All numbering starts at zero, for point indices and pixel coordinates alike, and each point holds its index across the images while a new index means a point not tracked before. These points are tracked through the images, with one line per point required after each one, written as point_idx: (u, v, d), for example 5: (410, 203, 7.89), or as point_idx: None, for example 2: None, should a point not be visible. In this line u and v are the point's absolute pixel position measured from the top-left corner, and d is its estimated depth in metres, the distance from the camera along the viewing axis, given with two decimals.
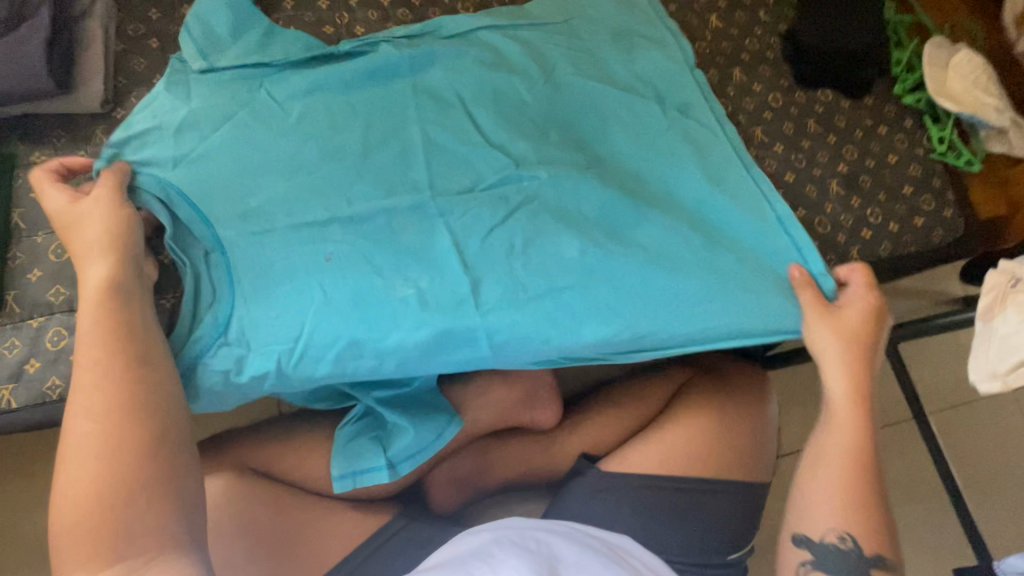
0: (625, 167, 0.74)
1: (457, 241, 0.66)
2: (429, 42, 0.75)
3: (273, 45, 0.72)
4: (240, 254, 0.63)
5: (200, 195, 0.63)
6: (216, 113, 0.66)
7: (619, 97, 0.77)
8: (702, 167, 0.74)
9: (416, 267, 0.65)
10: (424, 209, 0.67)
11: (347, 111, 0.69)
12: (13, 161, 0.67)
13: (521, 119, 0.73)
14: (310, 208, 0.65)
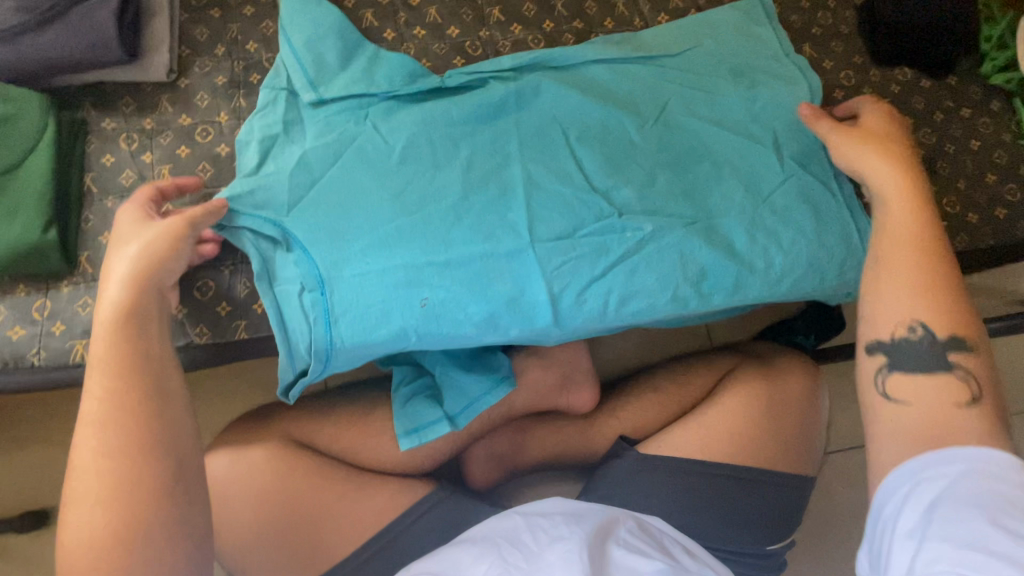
0: (731, 216, 0.71)
1: (554, 294, 0.66)
2: (537, 75, 0.74)
3: (378, 74, 0.71)
4: (341, 296, 0.64)
5: (309, 240, 0.64)
6: (327, 152, 0.67)
7: (724, 132, 0.74)
8: (809, 223, 0.72)
9: (502, 310, 0.66)
10: (522, 256, 0.66)
11: (451, 149, 0.69)
12: (85, 127, 0.70)
13: (622, 157, 0.72)
14: (409, 253, 0.65)
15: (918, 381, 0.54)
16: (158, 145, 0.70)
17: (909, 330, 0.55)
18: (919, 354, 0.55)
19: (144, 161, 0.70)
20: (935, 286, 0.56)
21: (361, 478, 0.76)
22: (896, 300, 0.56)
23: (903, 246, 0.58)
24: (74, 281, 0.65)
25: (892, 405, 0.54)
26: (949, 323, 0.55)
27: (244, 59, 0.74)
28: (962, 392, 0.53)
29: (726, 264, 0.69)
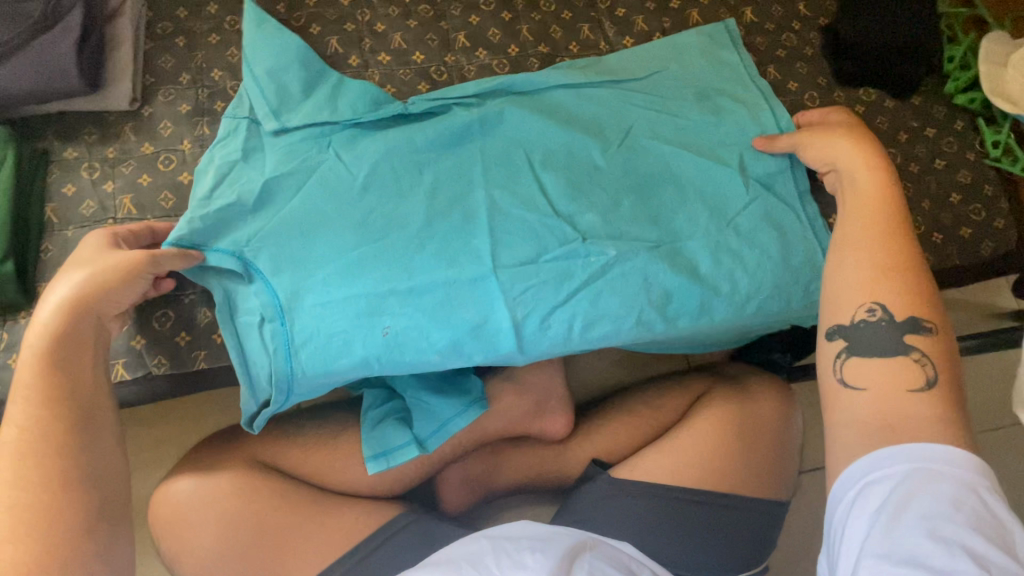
0: (695, 238, 0.71)
1: (516, 320, 0.66)
2: (500, 100, 0.74)
3: (341, 100, 0.72)
4: (301, 325, 0.64)
5: (271, 269, 0.64)
6: (288, 180, 0.67)
7: (689, 154, 0.74)
8: (775, 246, 0.72)
9: (466, 338, 0.66)
10: (484, 282, 0.66)
11: (414, 175, 0.69)
12: (46, 157, 0.70)
13: (586, 181, 0.72)
14: (369, 280, 0.65)
15: (879, 364, 0.54)
16: (121, 174, 0.70)
17: (868, 313, 0.56)
18: (876, 338, 0.55)
19: (105, 191, 0.69)
20: (889, 281, 0.57)
21: (326, 505, 0.75)
22: (857, 282, 0.58)
23: (863, 236, 0.60)
24: (32, 312, 0.65)
25: (850, 389, 0.55)
26: (909, 305, 0.55)
27: (208, 87, 0.75)
28: (917, 376, 0.53)
29: (691, 287, 0.69)
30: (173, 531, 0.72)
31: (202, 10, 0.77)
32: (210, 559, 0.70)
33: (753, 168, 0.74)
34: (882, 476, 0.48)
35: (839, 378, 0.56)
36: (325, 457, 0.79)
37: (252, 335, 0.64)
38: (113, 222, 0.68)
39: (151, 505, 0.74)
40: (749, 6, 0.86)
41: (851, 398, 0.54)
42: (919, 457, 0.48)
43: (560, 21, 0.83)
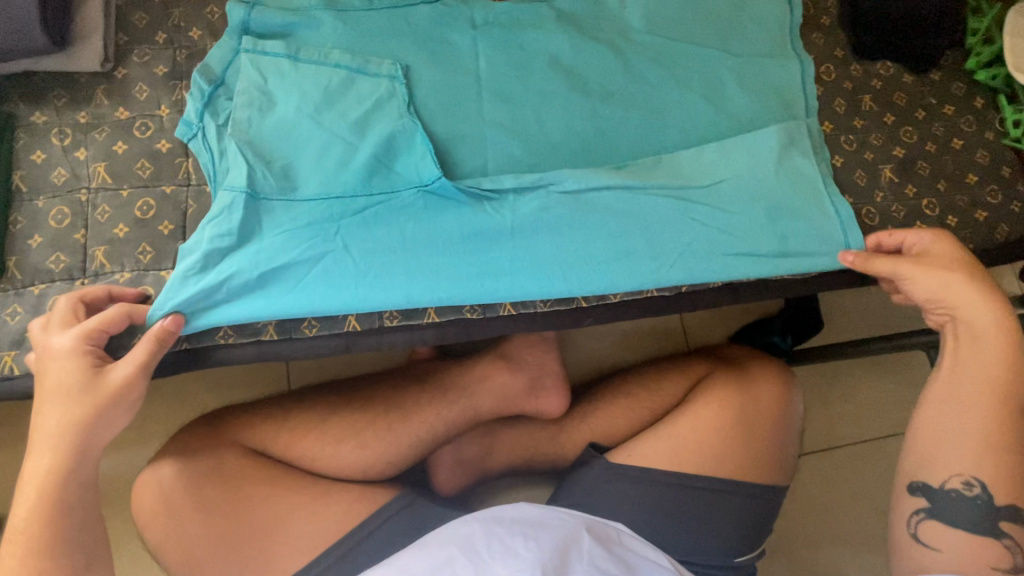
0: (724, 199, 0.68)
1: (579, 205, 0.66)
2: (726, 100, 0.72)
3: (551, 102, 0.70)
4: (404, 198, 0.64)
5: (535, 130, 0.69)
6: (568, 116, 0.70)
7: (773, 196, 0.69)
8: (737, 177, 0.69)
9: (525, 157, 0.69)
10: (567, 184, 0.66)
11: (598, 123, 0.70)
12: (13, 121, 0.65)
13: (505, 161, 0.68)
14: (533, 167, 0.69)
15: (949, 535, 0.62)
16: (93, 141, 0.66)
17: (963, 485, 0.62)
18: (964, 508, 0.62)
19: (77, 159, 0.65)
20: (983, 467, 0.61)
21: (316, 490, 0.73)
22: (964, 456, 0.62)
23: (971, 396, 0.63)
24: (1, 288, 0.61)
25: (926, 548, 0.63)
26: (988, 468, 0.61)
27: (186, 48, 0.70)
28: (992, 545, 0.61)
29: (744, 204, 0.69)
30: (154, 522, 0.69)
31: None
32: (200, 554, 0.67)
33: (784, 214, 0.69)
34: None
35: (914, 532, 0.64)
36: (312, 441, 0.77)
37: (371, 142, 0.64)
38: (87, 192, 0.64)
39: (133, 490, 0.71)
40: None
41: (922, 553, 0.63)
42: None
43: None
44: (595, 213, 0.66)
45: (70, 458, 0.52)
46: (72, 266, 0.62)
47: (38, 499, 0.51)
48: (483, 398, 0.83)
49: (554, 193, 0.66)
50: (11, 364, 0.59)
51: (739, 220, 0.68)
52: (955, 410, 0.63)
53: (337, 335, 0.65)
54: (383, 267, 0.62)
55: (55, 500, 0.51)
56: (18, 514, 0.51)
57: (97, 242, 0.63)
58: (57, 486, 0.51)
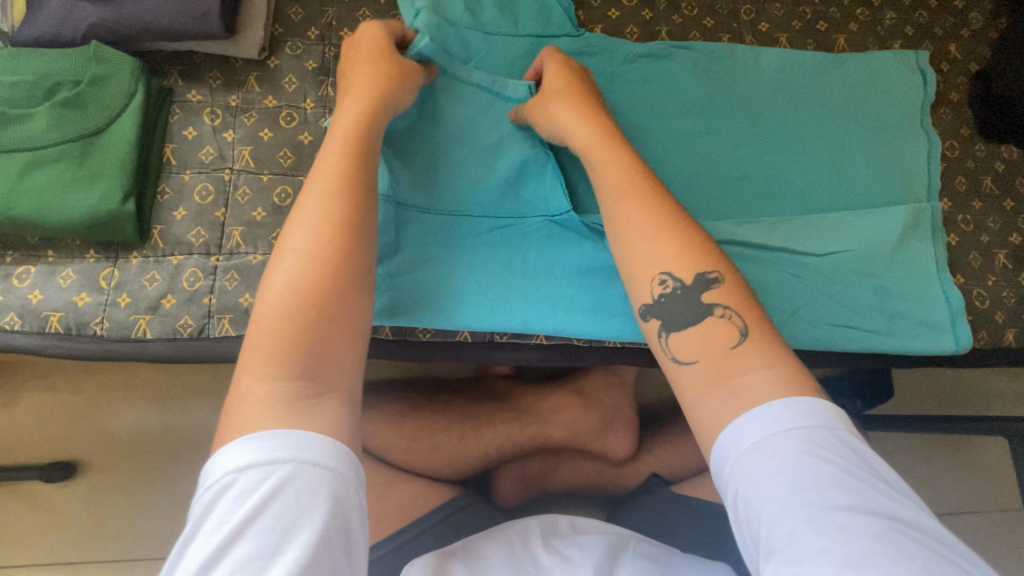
0: (835, 267, 0.70)
1: None
2: (850, 169, 0.73)
3: (678, 149, 0.72)
4: (530, 227, 0.67)
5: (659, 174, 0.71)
6: (692, 166, 0.72)
7: (884, 272, 0.70)
8: (853, 248, 0.70)
9: None
10: None
11: (720, 175, 0.72)
12: (170, 96, 0.68)
13: None
14: None
15: (695, 339, 0.49)
16: (242, 124, 0.69)
17: (662, 286, 0.51)
18: (680, 309, 0.50)
19: (225, 140, 0.68)
20: (694, 257, 0.51)
21: (395, 487, 0.74)
22: (652, 239, 0.52)
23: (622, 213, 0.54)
24: (143, 254, 0.64)
25: (685, 370, 0.48)
26: (691, 262, 0.51)
27: (335, 45, 0.72)
28: (734, 333, 0.48)
29: (858, 279, 0.70)
30: None
31: None
32: None
33: (894, 296, 0.69)
34: (736, 460, 0.42)
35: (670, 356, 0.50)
36: (392, 436, 0.79)
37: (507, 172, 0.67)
38: (230, 172, 0.67)
39: None
40: (898, 39, 0.80)
41: (684, 377, 0.48)
42: (763, 423, 0.42)
43: (701, 27, 0.79)
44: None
45: (352, 250, 0.49)
46: (210, 242, 0.65)
47: (313, 232, 0.49)
48: (556, 417, 0.84)
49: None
50: (145, 328, 0.62)
51: (850, 294, 0.69)
52: (639, 201, 0.54)
53: (447, 343, 0.67)
54: (503, 292, 0.65)
55: (333, 279, 0.47)
56: (285, 270, 0.47)
57: (235, 222, 0.66)
58: (342, 273, 0.48)
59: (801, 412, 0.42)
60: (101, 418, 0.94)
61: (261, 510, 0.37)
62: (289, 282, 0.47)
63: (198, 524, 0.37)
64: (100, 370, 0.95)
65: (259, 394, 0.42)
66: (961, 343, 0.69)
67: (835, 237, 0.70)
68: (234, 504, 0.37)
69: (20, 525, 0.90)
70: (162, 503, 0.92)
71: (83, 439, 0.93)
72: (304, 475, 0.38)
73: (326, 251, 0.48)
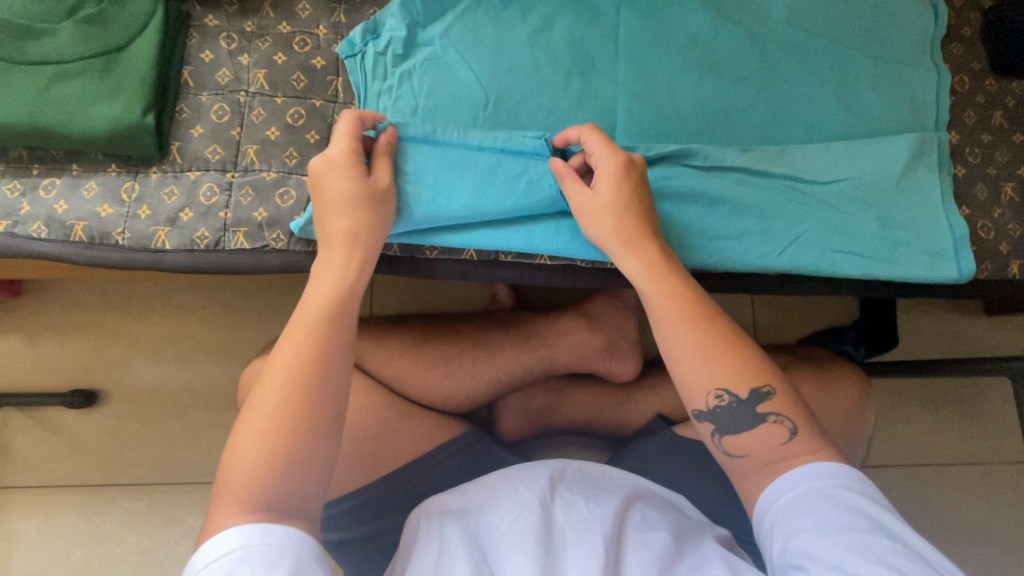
0: (838, 193, 0.70)
1: (700, 178, 0.69)
2: (856, 100, 0.73)
3: (684, 78, 0.73)
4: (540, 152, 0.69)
5: (665, 101, 0.72)
6: (698, 93, 0.73)
7: (886, 201, 0.70)
8: (856, 175, 0.70)
9: (655, 123, 0.71)
10: (690, 156, 0.69)
11: (724, 104, 0.72)
12: (188, 20, 0.70)
13: (634, 127, 0.71)
14: (660, 137, 0.71)
15: (749, 441, 0.55)
16: (256, 49, 0.70)
17: (716, 398, 0.55)
18: (733, 416, 0.55)
19: (241, 63, 0.70)
20: (750, 372, 0.55)
21: (401, 410, 0.75)
22: (710, 359, 0.55)
23: (686, 333, 0.56)
24: (162, 169, 0.66)
25: (739, 462, 0.55)
26: (747, 379, 0.54)
27: None
28: (784, 432, 0.54)
29: (862, 207, 0.70)
30: None
31: None
32: None
33: (896, 225, 0.70)
34: (791, 492, 0.51)
35: (721, 449, 0.56)
36: (400, 367, 0.78)
37: (515, 102, 0.70)
38: (245, 94, 0.69)
39: (240, 386, 0.76)
40: None
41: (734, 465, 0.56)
42: (831, 478, 0.51)
43: None
44: (718, 190, 0.68)
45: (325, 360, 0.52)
46: (226, 159, 0.67)
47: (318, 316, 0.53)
48: (561, 351, 0.84)
49: (681, 166, 0.69)
50: (163, 239, 0.64)
51: (854, 221, 0.70)
52: (695, 325, 0.56)
53: (454, 262, 0.69)
54: (506, 209, 0.65)
55: (283, 457, 0.48)
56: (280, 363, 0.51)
57: (250, 140, 0.68)
58: (316, 373, 0.51)
59: (846, 474, 0.52)
60: (121, 351, 0.97)
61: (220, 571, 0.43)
62: (281, 364, 0.51)
63: None
64: (122, 304, 0.98)
65: (244, 494, 0.46)
66: (964, 270, 0.68)
67: (840, 162, 0.71)
68: None
69: (45, 449, 0.94)
70: (178, 432, 0.95)
71: (105, 370, 0.96)
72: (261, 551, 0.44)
73: (293, 388, 0.50)
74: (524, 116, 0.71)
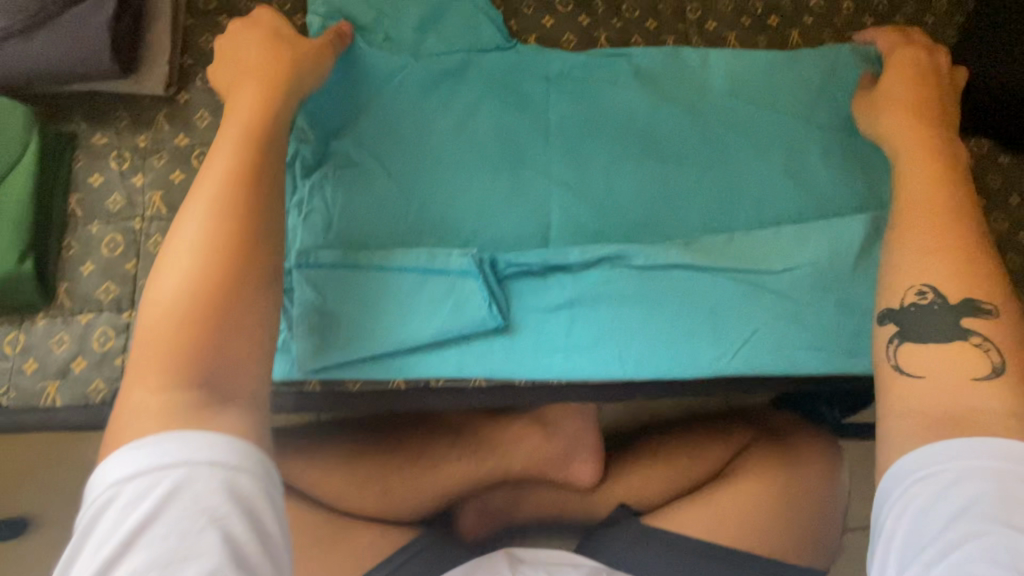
0: (793, 282, 0.65)
1: (642, 278, 0.64)
2: (807, 177, 0.68)
3: (624, 164, 0.67)
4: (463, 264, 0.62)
5: (603, 195, 0.67)
6: (637, 179, 0.67)
7: (844, 288, 0.65)
8: (813, 261, 0.65)
9: (593, 218, 0.66)
10: (628, 257, 0.64)
11: (667, 190, 0.67)
12: (74, 141, 0.64)
13: (570, 225, 0.66)
14: (598, 234, 0.66)
15: (934, 353, 0.46)
16: (151, 167, 0.64)
17: (918, 295, 0.48)
18: (934, 324, 0.47)
19: (135, 185, 0.64)
20: (974, 279, 0.47)
21: (338, 534, 0.68)
22: (922, 260, 0.49)
23: (923, 197, 0.52)
24: (50, 314, 0.60)
25: (907, 381, 0.46)
26: (965, 285, 0.47)
27: None
28: (984, 366, 0.44)
29: (818, 297, 0.65)
30: None
31: None
32: None
33: (853, 314, 0.65)
34: (937, 472, 0.41)
35: (893, 364, 0.48)
36: (340, 485, 0.74)
37: (437, 206, 0.64)
38: (141, 220, 0.63)
39: None
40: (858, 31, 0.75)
41: (905, 387, 0.46)
42: (986, 451, 0.40)
43: (644, 30, 0.74)
44: (661, 291, 0.64)
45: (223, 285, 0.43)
46: (121, 297, 0.61)
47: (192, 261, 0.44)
48: (514, 450, 0.81)
49: (621, 267, 0.64)
50: (54, 396, 0.58)
51: (810, 315, 0.65)
52: (946, 210, 0.50)
53: (379, 392, 0.63)
54: (429, 335, 0.60)
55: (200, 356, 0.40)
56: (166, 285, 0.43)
57: (148, 274, 0.62)
58: (239, 272, 0.44)
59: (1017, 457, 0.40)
60: (48, 474, 0.90)
61: (141, 537, 0.34)
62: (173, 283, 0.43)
63: (84, 540, 0.35)
64: None
65: (150, 404, 0.39)
66: None
67: (793, 248, 0.65)
68: (119, 516, 0.35)
69: None
70: None
71: (33, 496, 0.89)
72: (165, 485, 0.35)
73: (173, 312, 0.42)
74: (450, 220, 0.64)
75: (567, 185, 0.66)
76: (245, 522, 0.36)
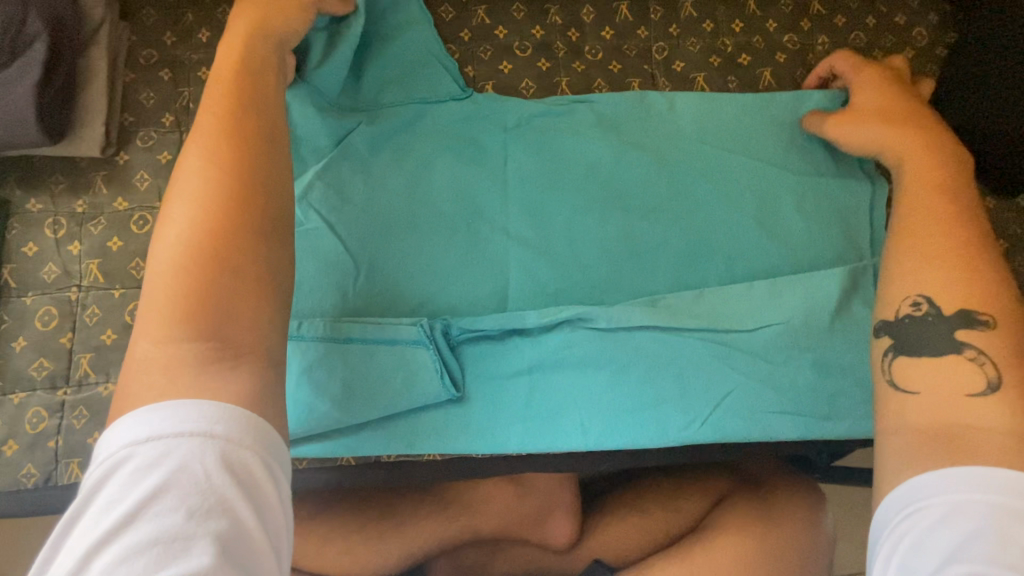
0: (767, 341, 0.61)
1: (606, 340, 0.60)
2: (780, 228, 0.65)
3: (586, 218, 0.64)
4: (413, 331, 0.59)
5: (564, 252, 0.64)
6: (600, 233, 0.64)
7: (820, 347, 0.61)
8: (787, 318, 0.61)
9: (553, 277, 0.63)
10: (591, 319, 0.60)
11: (631, 244, 0.64)
12: (8, 209, 0.61)
13: (529, 286, 0.63)
14: (559, 294, 0.63)
15: (931, 368, 0.41)
16: (88, 234, 0.61)
17: (912, 307, 0.43)
18: (931, 335, 0.42)
19: (71, 253, 0.61)
20: (974, 289, 0.42)
21: None
22: (919, 265, 0.44)
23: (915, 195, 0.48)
24: None
25: (903, 396, 0.41)
26: (964, 294, 0.42)
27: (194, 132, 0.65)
28: (981, 381, 0.39)
29: (793, 356, 0.61)
30: None
31: (192, 37, 0.67)
32: None
33: (830, 375, 0.61)
34: (921, 508, 0.35)
35: (888, 380, 0.42)
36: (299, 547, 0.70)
37: (389, 269, 0.61)
38: (77, 291, 0.60)
39: None
40: None
41: (903, 403, 0.40)
42: (974, 484, 0.34)
43: (606, 73, 0.71)
44: (626, 354, 0.60)
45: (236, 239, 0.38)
46: (55, 374, 0.58)
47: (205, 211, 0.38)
48: (485, 506, 0.77)
49: (583, 330, 0.61)
50: None
51: (785, 376, 0.61)
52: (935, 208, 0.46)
53: (330, 468, 0.61)
54: (378, 409, 0.57)
55: (197, 318, 0.35)
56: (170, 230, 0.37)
57: (84, 348, 0.59)
58: (239, 236, 0.37)
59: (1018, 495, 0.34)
60: None
61: (140, 513, 0.30)
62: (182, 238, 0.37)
63: (86, 505, 0.30)
64: None
65: (154, 358, 0.34)
66: None
67: (764, 306, 0.62)
68: (127, 481, 0.30)
69: None
70: None
71: None
72: (186, 456, 0.31)
73: (191, 254, 0.36)
74: (402, 284, 0.61)
75: (526, 243, 0.63)
76: (252, 501, 0.31)
